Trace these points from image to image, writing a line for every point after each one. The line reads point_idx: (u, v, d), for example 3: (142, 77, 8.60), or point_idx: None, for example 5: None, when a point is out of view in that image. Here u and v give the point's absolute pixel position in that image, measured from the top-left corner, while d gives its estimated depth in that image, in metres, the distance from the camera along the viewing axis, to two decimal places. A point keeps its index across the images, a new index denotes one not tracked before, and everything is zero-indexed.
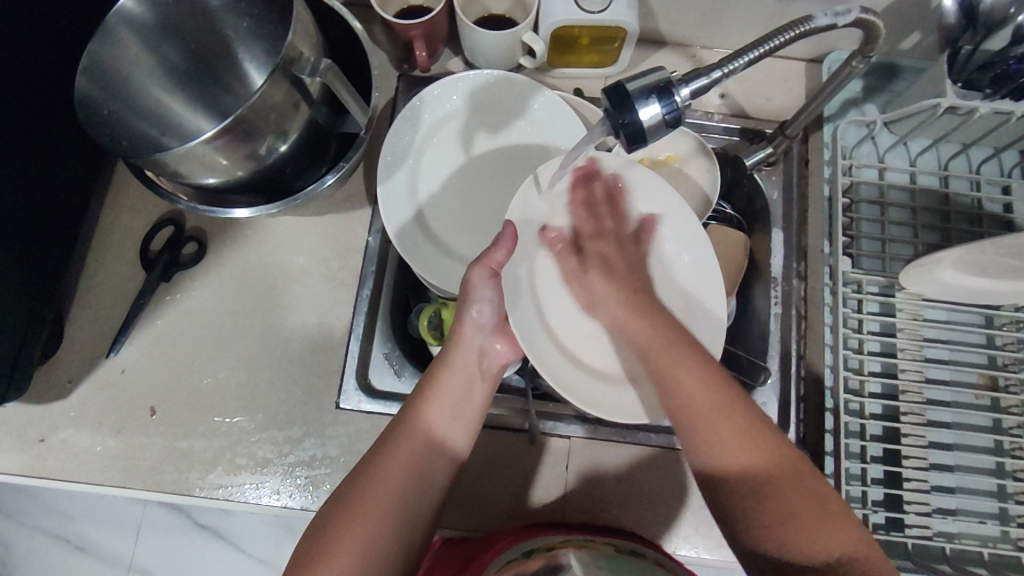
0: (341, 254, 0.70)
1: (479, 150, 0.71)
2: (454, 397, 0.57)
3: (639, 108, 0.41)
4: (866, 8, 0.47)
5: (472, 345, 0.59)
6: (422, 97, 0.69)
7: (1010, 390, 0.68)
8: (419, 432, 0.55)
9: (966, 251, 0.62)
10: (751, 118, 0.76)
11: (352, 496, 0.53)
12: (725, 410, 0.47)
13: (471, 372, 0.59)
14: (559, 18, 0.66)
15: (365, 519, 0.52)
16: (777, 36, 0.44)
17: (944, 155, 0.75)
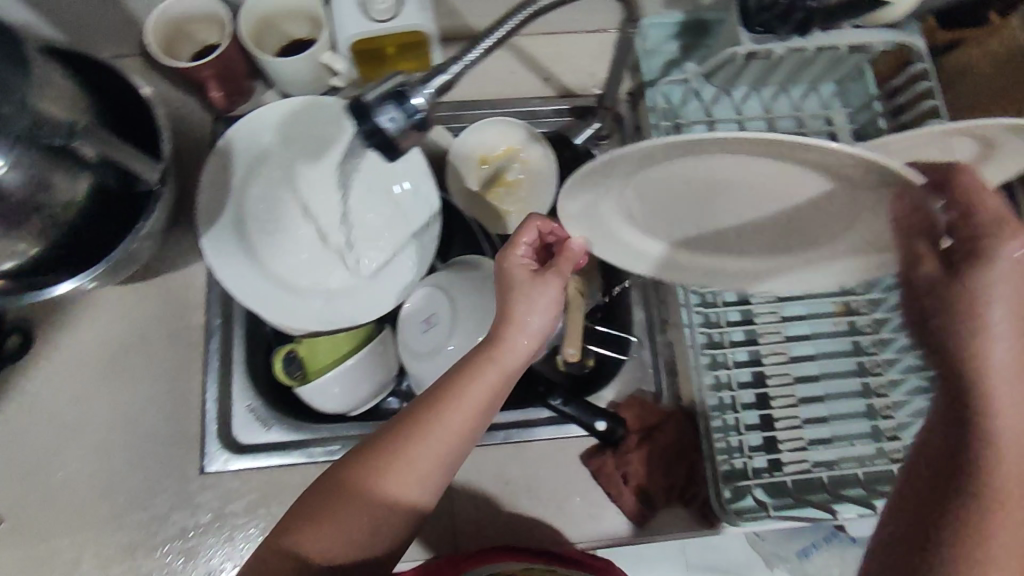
0: (181, 313, 0.67)
1: (306, 181, 0.69)
2: (479, 396, 0.52)
3: (377, 117, 0.40)
4: None
5: (528, 352, 0.54)
6: (229, 138, 0.67)
7: (862, 312, 0.70)
8: (437, 429, 0.51)
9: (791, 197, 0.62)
10: (577, 97, 0.76)
11: (365, 478, 0.50)
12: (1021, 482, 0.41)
13: (509, 363, 0.53)
14: (352, 33, 0.64)
15: (365, 506, 0.50)
16: (508, 20, 0.43)
17: (766, 99, 0.77)
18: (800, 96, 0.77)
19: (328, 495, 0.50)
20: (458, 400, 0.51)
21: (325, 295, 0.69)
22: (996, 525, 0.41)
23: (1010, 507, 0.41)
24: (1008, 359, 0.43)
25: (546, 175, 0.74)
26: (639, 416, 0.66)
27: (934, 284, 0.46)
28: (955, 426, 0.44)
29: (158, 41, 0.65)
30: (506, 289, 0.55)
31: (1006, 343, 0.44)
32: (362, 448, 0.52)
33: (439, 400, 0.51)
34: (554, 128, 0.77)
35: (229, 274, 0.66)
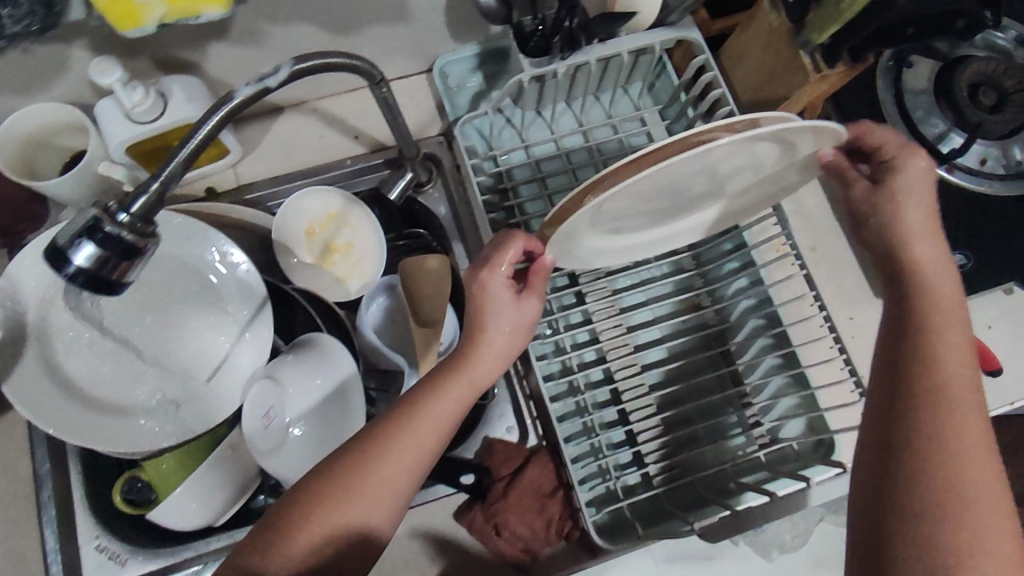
0: (12, 463, 0.64)
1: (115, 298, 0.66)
2: (454, 398, 0.53)
3: (71, 257, 0.38)
4: (302, 55, 0.45)
5: (494, 363, 0.56)
6: (8, 276, 0.61)
7: (706, 304, 0.71)
8: (416, 432, 0.51)
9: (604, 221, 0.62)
10: (391, 147, 0.75)
11: (340, 498, 0.49)
12: (949, 363, 0.48)
13: (478, 365, 0.55)
14: (121, 140, 0.62)
15: (333, 530, 0.48)
16: (201, 125, 0.42)
17: (578, 112, 0.77)
18: (611, 103, 0.78)
19: (293, 521, 0.48)
20: (428, 414, 0.52)
21: (160, 411, 0.65)
22: (935, 420, 0.46)
23: (949, 394, 0.47)
24: (934, 256, 0.53)
25: (374, 235, 0.73)
26: (502, 461, 0.65)
27: (872, 200, 0.57)
28: (894, 356, 0.50)
29: None
30: (486, 300, 0.56)
31: (927, 246, 0.54)
32: (337, 461, 0.50)
33: (415, 413, 0.52)
34: (375, 183, 0.76)
35: (45, 416, 0.60)
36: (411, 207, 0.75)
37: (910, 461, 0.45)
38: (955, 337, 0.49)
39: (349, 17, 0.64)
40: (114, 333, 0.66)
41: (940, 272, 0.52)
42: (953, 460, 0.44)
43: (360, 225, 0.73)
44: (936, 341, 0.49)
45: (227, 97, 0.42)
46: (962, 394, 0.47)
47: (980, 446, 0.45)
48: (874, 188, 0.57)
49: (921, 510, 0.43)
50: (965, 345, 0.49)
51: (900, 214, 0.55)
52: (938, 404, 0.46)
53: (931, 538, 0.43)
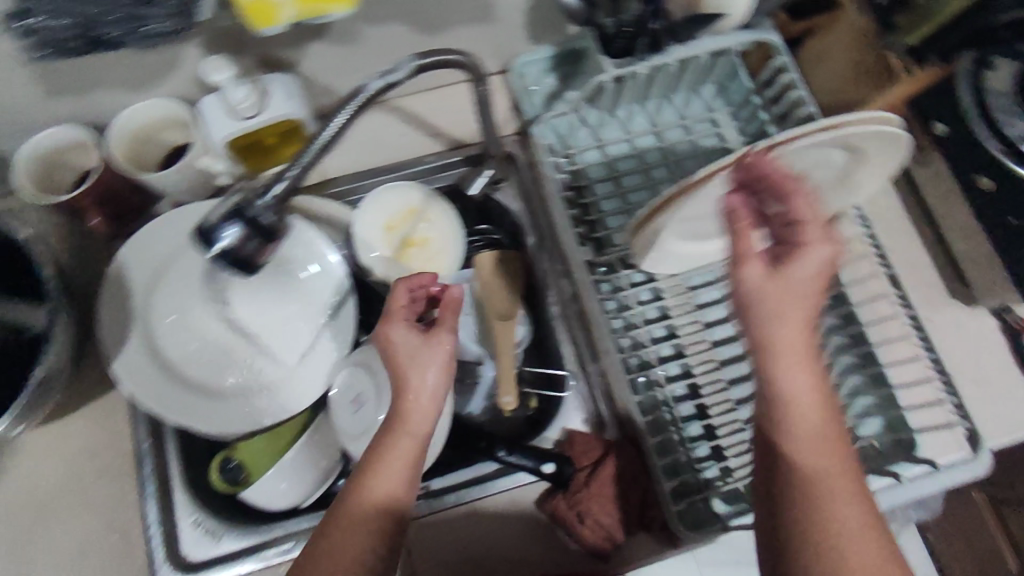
0: (108, 443, 0.66)
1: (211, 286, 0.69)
2: (401, 451, 0.51)
3: (218, 239, 0.41)
4: (424, 50, 0.47)
5: (431, 391, 0.52)
6: (119, 260, 0.66)
7: None
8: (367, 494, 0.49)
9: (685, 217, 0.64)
10: (469, 145, 0.78)
11: (354, 514, 0.49)
12: (782, 388, 0.46)
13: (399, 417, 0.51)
14: (223, 136, 0.65)
15: (358, 534, 0.49)
16: (335, 117, 0.44)
17: (651, 112, 0.79)
18: (683, 104, 0.79)
19: (318, 546, 0.49)
20: (394, 428, 0.51)
21: (256, 395, 0.68)
22: (800, 504, 0.45)
23: (817, 475, 0.45)
24: (787, 338, 0.46)
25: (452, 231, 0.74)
26: (580, 451, 0.66)
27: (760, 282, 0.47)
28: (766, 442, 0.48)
29: (33, 181, 0.65)
30: (396, 350, 0.53)
31: (780, 326, 0.46)
32: (339, 495, 0.51)
33: (388, 432, 0.51)
34: (453, 179, 0.78)
35: (158, 393, 0.65)
36: (487, 206, 0.76)
37: (794, 472, 0.45)
38: (786, 322, 0.46)
39: (438, 17, 0.67)
40: (210, 319, 0.69)
41: (761, 293, 0.47)
42: (790, 487, 0.45)
43: (438, 221, 0.74)
44: (768, 335, 0.47)
45: (357, 90, 0.44)
46: (796, 427, 0.46)
47: (834, 456, 0.45)
48: (770, 274, 0.47)
49: (790, 517, 0.45)
50: (800, 336, 0.46)
51: (782, 308, 0.46)
52: (781, 425, 0.46)
53: (836, 530, 0.44)
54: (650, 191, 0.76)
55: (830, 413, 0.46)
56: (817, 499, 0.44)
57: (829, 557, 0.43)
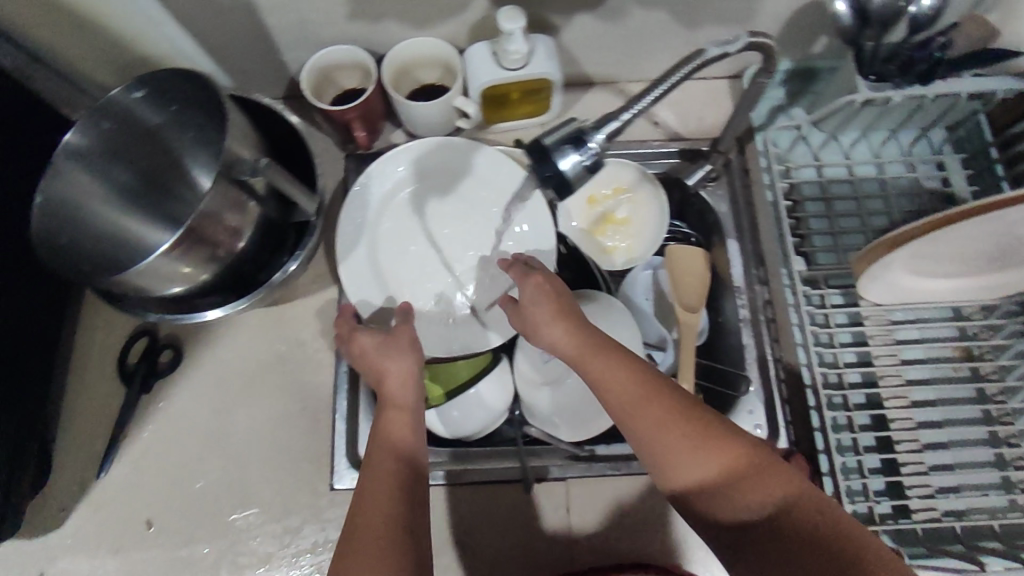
0: (314, 336, 0.72)
1: (433, 216, 0.74)
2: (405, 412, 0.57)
3: (558, 159, 0.43)
4: (755, 33, 0.50)
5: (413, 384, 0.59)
6: (367, 175, 0.72)
7: (985, 358, 0.69)
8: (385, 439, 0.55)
9: (918, 248, 0.63)
10: (687, 140, 0.80)
11: (378, 463, 0.53)
12: (631, 417, 0.52)
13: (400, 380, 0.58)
14: (485, 80, 0.69)
15: (391, 481, 0.52)
16: (673, 74, 0.46)
17: (875, 144, 0.78)
18: (910, 142, 0.78)
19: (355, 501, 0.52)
20: (391, 417, 0.57)
21: (445, 328, 0.71)
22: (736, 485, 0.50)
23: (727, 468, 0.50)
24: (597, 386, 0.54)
25: (657, 216, 0.75)
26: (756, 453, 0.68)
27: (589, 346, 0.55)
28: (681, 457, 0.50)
29: (311, 86, 0.71)
30: (386, 342, 0.61)
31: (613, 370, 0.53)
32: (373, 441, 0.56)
33: (379, 429, 0.56)
34: (665, 168, 0.80)
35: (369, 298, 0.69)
36: (689, 199, 0.79)
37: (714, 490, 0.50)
38: (603, 369, 0.53)
39: (705, 10, 0.69)
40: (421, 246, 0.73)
41: (550, 327, 0.56)
42: (708, 501, 0.51)
43: (645, 203, 0.76)
44: (603, 385, 0.53)
45: (700, 53, 0.46)
46: (675, 464, 0.51)
47: (742, 462, 0.50)
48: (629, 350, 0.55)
49: (736, 510, 0.49)
50: (632, 384, 0.52)
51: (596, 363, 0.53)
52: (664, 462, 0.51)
53: (780, 517, 0.48)
54: (862, 220, 0.75)
55: (711, 436, 0.50)
56: (744, 486, 0.49)
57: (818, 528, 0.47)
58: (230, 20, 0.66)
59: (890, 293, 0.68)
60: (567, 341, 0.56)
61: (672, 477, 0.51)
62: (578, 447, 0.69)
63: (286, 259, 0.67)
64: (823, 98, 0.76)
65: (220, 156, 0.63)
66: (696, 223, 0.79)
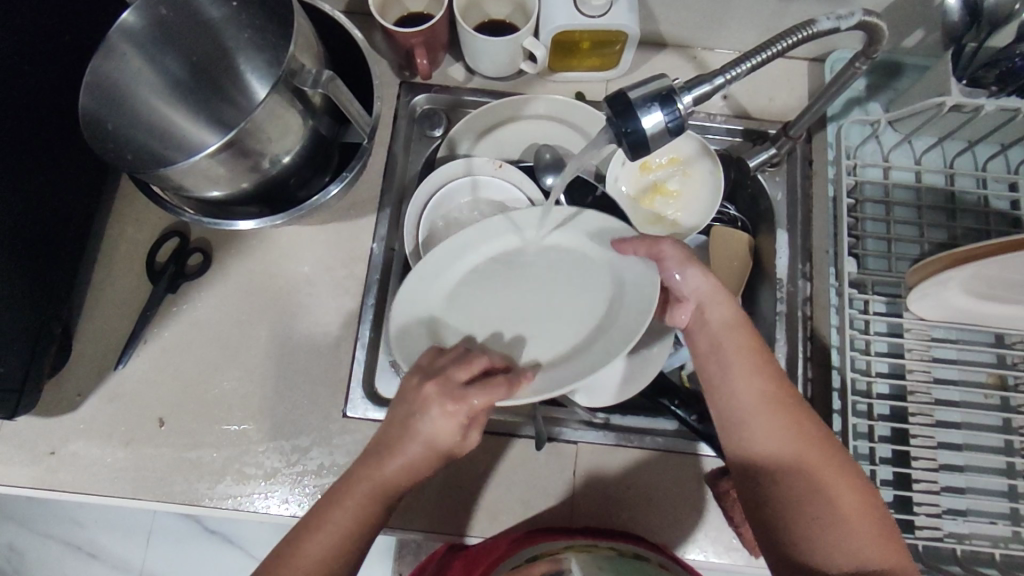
0: (346, 262, 0.72)
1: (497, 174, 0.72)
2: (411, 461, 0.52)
3: (641, 116, 0.41)
4: (869, 10, 0.47)
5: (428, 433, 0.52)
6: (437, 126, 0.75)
7: (1019, 389, 0.67)
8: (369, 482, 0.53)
9: (976, 272, 0.62)
10: (754, 120, 0.77)
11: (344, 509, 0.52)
12: (729, 362, 0.56)
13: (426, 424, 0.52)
14: (560, 23, 0.66)
15: (326, 552, 0.51)
16: (777, 42, 0.44)
17: (949, 153, 0.75)
18: (985, 157, 0.75)
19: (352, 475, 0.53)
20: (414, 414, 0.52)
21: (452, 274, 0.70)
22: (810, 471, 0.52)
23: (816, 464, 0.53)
24: (723, 338, 0.56)
25: (709, 192, 0.73)
26: None
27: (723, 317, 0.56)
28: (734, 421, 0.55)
29: (377, 2, 0.68)
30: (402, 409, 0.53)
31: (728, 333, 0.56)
32: (357, 477, 0.53)
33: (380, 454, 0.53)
34: (722, 144, 0.77)
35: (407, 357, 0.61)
36: (743, 181, 0.76)
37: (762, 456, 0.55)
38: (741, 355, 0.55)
39: None
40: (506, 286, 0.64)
41: (717, 304, 0.57)
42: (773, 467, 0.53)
43: (699, 177, 0.73)
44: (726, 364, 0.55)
45: (813, 23, 0.45)
46: (759, 447, 0.54)
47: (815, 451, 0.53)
48: (721, 301, 0.57)
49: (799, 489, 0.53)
50: (750, 361, 0.55)
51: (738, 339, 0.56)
52: (741, 416, 0.55)
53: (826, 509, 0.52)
54: (920, 230, 0.73)
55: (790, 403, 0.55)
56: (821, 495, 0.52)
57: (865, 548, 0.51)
58: None
59: (938, 307, 0.66)
60: (721, 303, 0.56)
61: (762, 439, 0.54)
62: (591, 414, 0.69)
63: (328, 180, 0.65)
64: (905, 98, 0.72)
65: (278, 64, 0.60)
66: (745, 207, 0.78)
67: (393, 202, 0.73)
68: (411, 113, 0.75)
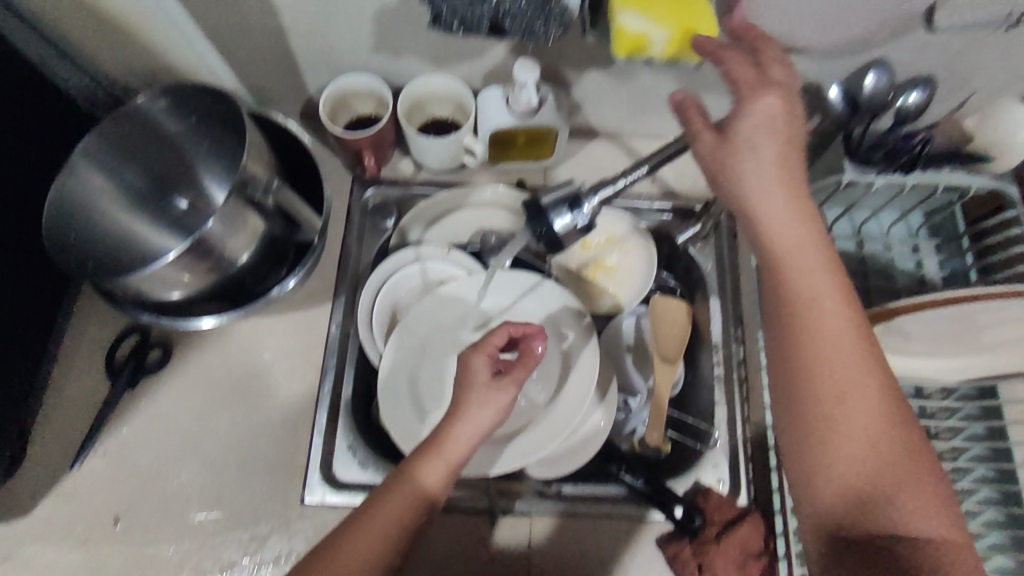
0: (304, 349, 0.75)
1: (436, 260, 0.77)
2: (456, 457, 0.55)
3: (552, 219, 0.46)
4: None
5: (467, 444, 0.56)
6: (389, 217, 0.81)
7: (940, 437, 0.73)
8: (410, 484, 0.54)
9: None
10: (681, 198, 0.84)
11: (397, 507, 0.53)
12: (784, 259, 0.48)
13: (472, 412, 0.56)
14: (494, 124, 0.72)
15: (372, 542, 0.52)
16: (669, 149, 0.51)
17: (857, 220, 0.82)
18: (888, 222, 0.82)
19: (392, 478, 0.55)
20: (451, 425, 0.56)
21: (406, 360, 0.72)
22: (836, 373, 0.46)
23: (852, 385, 0.46)
24: (784, 226, 0.48)
25: (643, 268, 0.79)
26: (715, 508, 0.69)
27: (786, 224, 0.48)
28: (788, 324, 0.48)
29: (326, 110, 0.74)
30: (459, 387, 0.58)
31: (788, 216, 0.48)
32: (408, 469, 0.55)
33: (433, 443, 0.55)
34: (654, 222, 0.84)
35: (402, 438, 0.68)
36: (676, 254, 0.82)
37: (802, 391, 0.47)
38: (806, 284, 0.47)
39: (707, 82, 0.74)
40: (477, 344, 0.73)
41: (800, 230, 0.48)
42: (818, 381, 0.46)
43: (633, 254, 0.79)
44: (800, 270, 0.47)
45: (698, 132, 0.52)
46: (827, 349, 0.47)
47: (885, 429, 0.46)
48: (783, 172, 0.48)
49: (829, 407, 0.46)
50: (822, 276, 0.47)
51: (800, 259, 0.48)
52: (812, 376, 0.47)
53: (866, 492, 0.45)
54: None
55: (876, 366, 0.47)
56: (858, 416, 0.46)
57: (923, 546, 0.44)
58: (259, 39, 0.69)
59: None
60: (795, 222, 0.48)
61: (816, 354, 0.46)
62: (545, 483, 0.72)
63: (285, 273, 0.68)
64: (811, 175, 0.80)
65: (235, 170, 0.65)
66: (682, 276, 0.83)
67: (348, 290, 0.77)
68: (364, 206, 0.81)
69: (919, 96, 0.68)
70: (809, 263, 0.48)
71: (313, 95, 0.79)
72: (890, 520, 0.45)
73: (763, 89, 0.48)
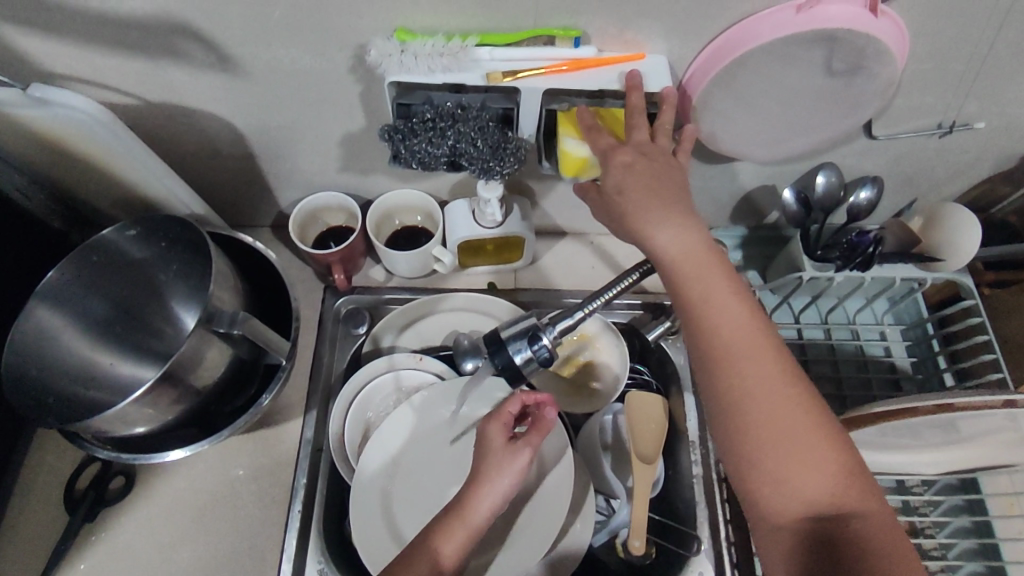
0: (274, 468, 0.73)
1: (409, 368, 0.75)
2: (472, 528, 0.56)
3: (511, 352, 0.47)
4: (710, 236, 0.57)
5: (487, 514, 0.56)
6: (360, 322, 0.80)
7: (926, 534, 0.72)
8: (425, 555, 0.55)
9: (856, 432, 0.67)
10: (650, 293, 0.85)
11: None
12: (680, 271, 0.49)
13: (490, 477, 0.57)
14: (462, 235, 0.74)
15: None
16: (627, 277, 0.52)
17: (823, 309, 0.84)
18: (855, 309, 0.84)
19: (411, 547, 0.56)
20: (470, 495, 0.57)
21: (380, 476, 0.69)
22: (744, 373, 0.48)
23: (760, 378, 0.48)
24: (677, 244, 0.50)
25: (618, 365, 0.79)
26: None
27: (681, 240, 0.50)
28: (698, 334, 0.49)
29: (297, 227, 0.75)
30: (480, 455, 0.59)
31: (681, 232, 0.50)
32: (425, 543, 0.55)
33: (455, 511, 0.57)
34: (625, 317, 0.85)
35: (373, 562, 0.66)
36: (649, 349, 0.83)
37: (721, 395, 0.48)
38: (702, 286, 0.49)
39: None
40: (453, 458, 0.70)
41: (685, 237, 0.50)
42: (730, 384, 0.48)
43: (607, 352, 0.79)
44: (699, 287, 0.49)
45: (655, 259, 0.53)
46: (734, 349, 0.48)
47: (819, 447, 0.47)
48: (668, 195, 0.50)
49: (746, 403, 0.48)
50: (721, 282, 0.49)
51: (698, 268, 0.50)
52: (721, 375, 0.48)
53: (817, 504, 0.47)
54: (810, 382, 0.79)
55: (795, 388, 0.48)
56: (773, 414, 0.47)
57: (882, 548, 0.46)
58: (228, 161, 0.70)
59: None
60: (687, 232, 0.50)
61: (724, 349, 0.49)
62: None
63: (254, 391, 0.68)
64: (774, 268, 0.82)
65: (202, 294, 0.65)
66: (657, 370, 0.83)
67: (319, 402, 0.76)
68: (336, 314, 0.80)
69: (868, 194, 0.71)
70: (707, 263, 0.50)
71: (284, 208, 0.80)
72: (843, 534, 0.46)
73: (651, 157, 0.52)
